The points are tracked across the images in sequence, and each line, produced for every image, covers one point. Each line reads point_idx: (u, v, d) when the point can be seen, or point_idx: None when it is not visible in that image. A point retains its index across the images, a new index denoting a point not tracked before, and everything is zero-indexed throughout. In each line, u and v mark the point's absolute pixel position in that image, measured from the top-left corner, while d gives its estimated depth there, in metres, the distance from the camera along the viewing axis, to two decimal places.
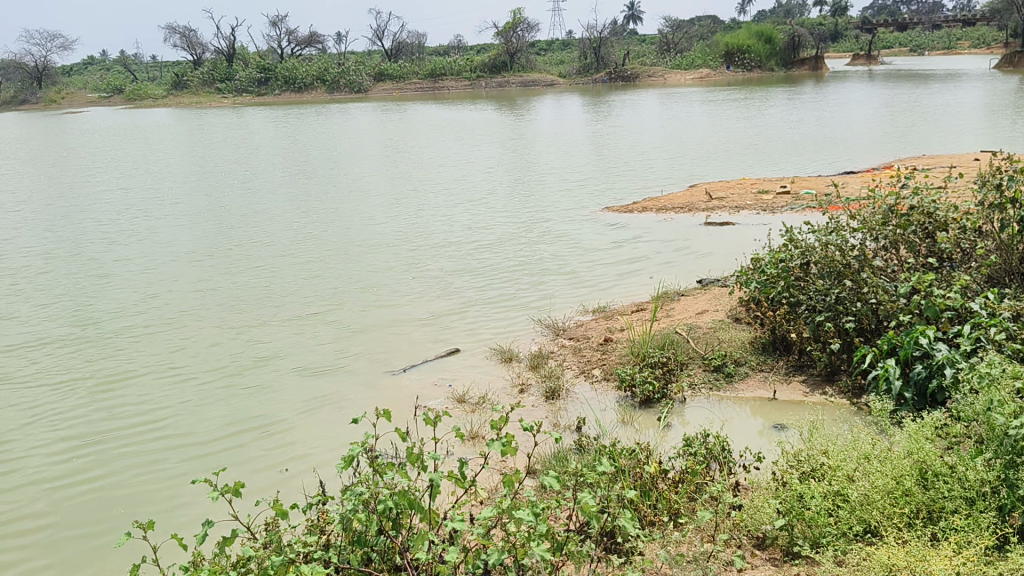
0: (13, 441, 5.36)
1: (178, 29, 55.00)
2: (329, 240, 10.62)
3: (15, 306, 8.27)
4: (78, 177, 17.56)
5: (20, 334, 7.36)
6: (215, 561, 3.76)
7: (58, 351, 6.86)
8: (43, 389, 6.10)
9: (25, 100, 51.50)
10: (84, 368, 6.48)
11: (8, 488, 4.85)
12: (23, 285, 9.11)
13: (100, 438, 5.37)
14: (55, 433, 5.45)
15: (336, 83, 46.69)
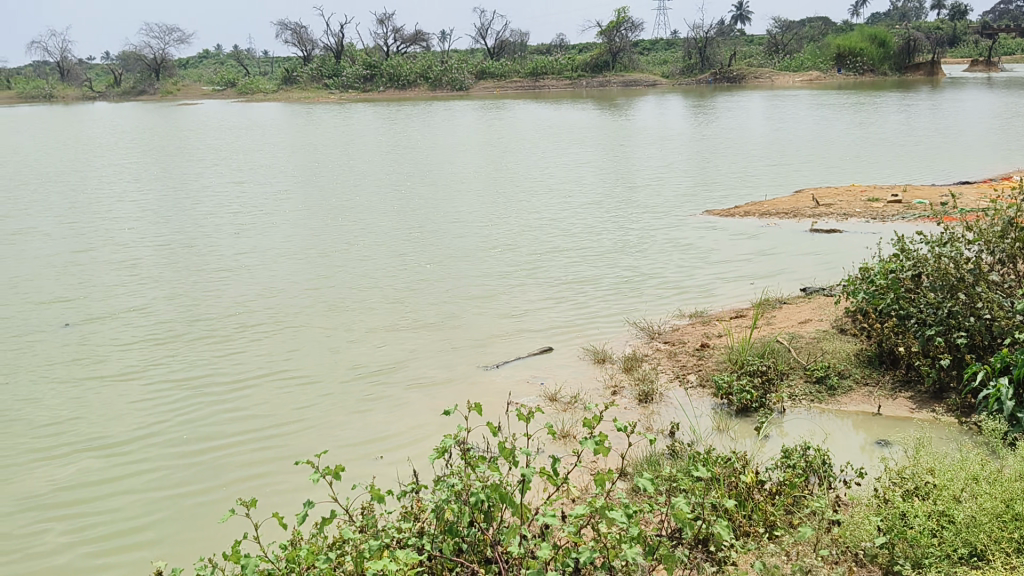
0: (125, 446, 5.50)
1: (290, 26, 56.75)
2: (433, 241, 10.84)
3: (139, 298, 8.73)
4: (194, 168, 18.36)
5: (144, 327, 7.77)
6: (310, 543, 3.90)
7: (178, 346, 7.20)
8: (159, 392, 6.27)
9: (144, 91, 54.08)
10: (196, 368, 6.71)
11: (117, 486, 5.03)
12: (146, 276, 9.60)
13: (204, 441, 5.52)
14: (169, 440, 5.56)
15: (439, 80, 47.31)
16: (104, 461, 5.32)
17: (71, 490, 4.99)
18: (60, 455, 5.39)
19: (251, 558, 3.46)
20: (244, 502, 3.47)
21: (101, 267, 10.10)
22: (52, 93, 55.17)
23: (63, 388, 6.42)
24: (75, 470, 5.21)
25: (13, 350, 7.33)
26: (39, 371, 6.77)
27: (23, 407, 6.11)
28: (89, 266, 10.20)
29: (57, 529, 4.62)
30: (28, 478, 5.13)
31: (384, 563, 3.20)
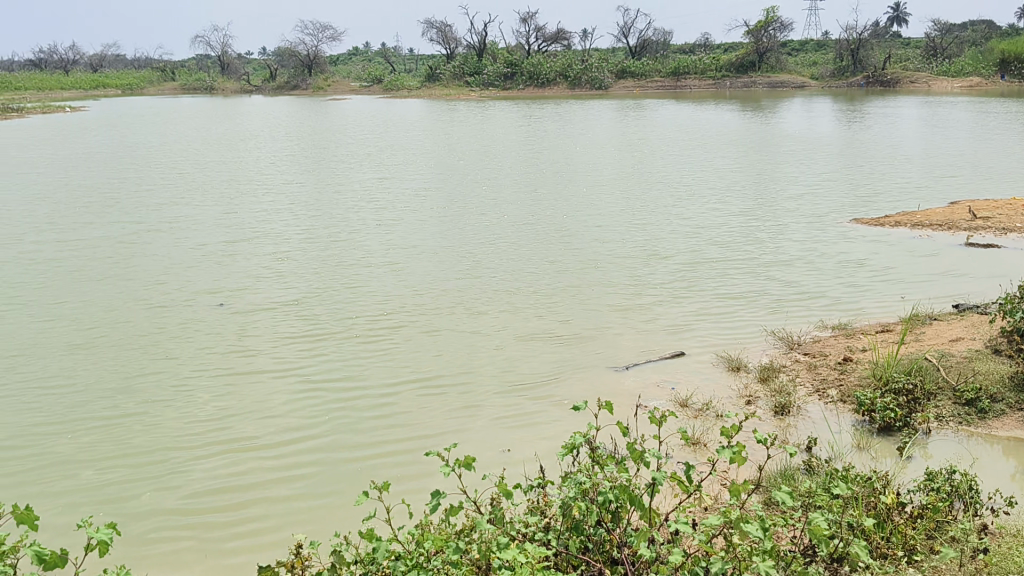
0: (266, 446, 5.75)
1: (436, 24, 58.16)
2: (568, 243, 10.95)
3: (288, 290, 9.22)
4: (341, 163, 19.13)
5: (292, 320, 8.21)
6: (439, 530, 4.08)
7: (322, 341, 7.59)
8: (304, 393, 6.52)
9: (296, 86, 56.53)
10: (338, 368, 6.98)
11: (257, 486, 5.25)
12: (296, 269, 10.12)
13: (337, 447, 5.71)
14: (309, 446, 5.75)
15: (578, 78, 47.33)
16: (248, 462, 5.54)
17: (214, 488, 5.23)
18: (208, 454, 5.66)
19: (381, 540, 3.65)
20: (378, 487, 3.63)
21: (252, 259, 10.65)
22: (212, 86, 58.39)
23: (215, 382, 6.80)
24: (219, 468, 5.46)
25: (174, 338, 7.84)
26: (196, 363, 7.21)
27: (181, 397, 6.53)
28: (242, 257, 10.78)
29: (200, 528, 4.83)
30: (178, 474, 5.39)
31: (513, 556, 3.28)
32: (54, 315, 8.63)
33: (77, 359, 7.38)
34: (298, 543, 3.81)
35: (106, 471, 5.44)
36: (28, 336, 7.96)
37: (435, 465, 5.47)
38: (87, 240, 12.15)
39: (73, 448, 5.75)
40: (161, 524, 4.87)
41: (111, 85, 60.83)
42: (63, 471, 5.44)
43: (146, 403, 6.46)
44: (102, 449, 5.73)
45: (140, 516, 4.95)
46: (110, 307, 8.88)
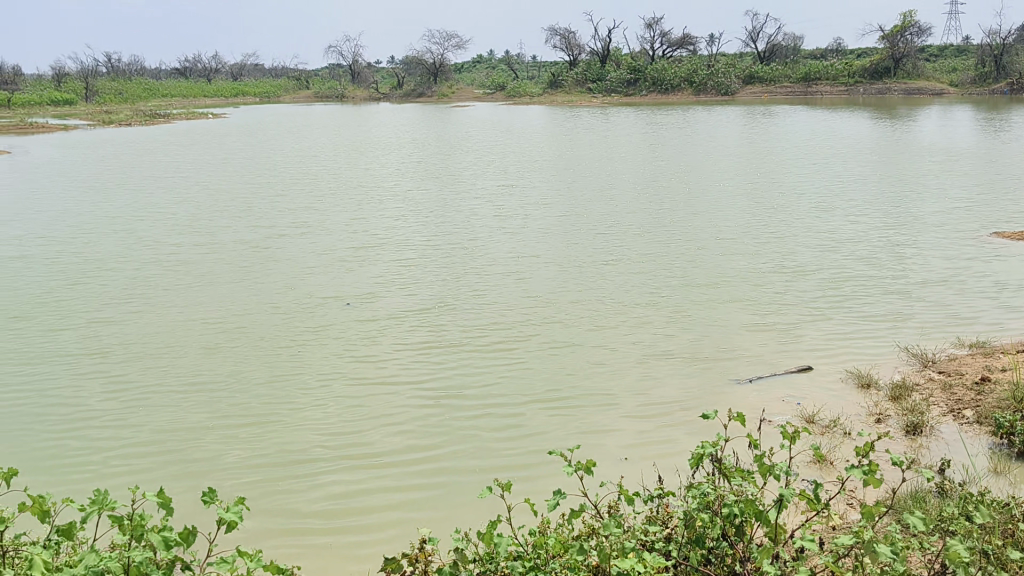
0: (388, 453, 5.98)
1: (560, 31, 58.56)
2: (689, 255, 10.92)
3: (413, 297, 9.56)
4: (465, 170, 19.57)
5: (416, 327, 8.51)
6: (558, 533, 4.16)
7: (444, 350, 7.85)
8: (430, 406, 6.70)
9: (422, 93, 57.95)
10: (462, 380, 7.17)
11: (382, 492, 5.48)
12: (420, 275, 10.46)
13: (456, 457, 5.90)
14: (433, 460, 5.90)
15: (704, 84, 46.63)
16: (372, 468, 5.78)
17: (342, 492, 5.49)
18: (339, 462, 5.88)
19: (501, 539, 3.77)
20: (498, 486, 3.75)
21: (379, 266, 11.02)
22: (343, 94, 60.59)
23: (343, 389, 7.09)
24: (346, 473, 5.72)
25: (304, 343, 8.21)
26: (324, 369, 7.54)
27: (310, 403, 6.85)
28: (370, 264, 11.19)
29: (329, 531, 5.06)
30: (310, 480, 5.64)
31: (632, 562, 3.34)
32: (194, 317, 9.18)
33: (215, 361, 7.84)
34: (421, 538, 3.97)
35: (239, 472, 5.76)
36: (174, 336, 8.52)
37: (554, 477, 5.55)
38: (225, 243, 12.86)
39: (209, 448, 6.11)
40: (293, 526, 5.12)
41: (250, 93, 63.92)
42: (200, 471, 5.79)
43: (278, 407, 6.80)
44: (236, 451, 6.07)
45: (271, 518, 5.22)
46: (247, 309, 9.40)
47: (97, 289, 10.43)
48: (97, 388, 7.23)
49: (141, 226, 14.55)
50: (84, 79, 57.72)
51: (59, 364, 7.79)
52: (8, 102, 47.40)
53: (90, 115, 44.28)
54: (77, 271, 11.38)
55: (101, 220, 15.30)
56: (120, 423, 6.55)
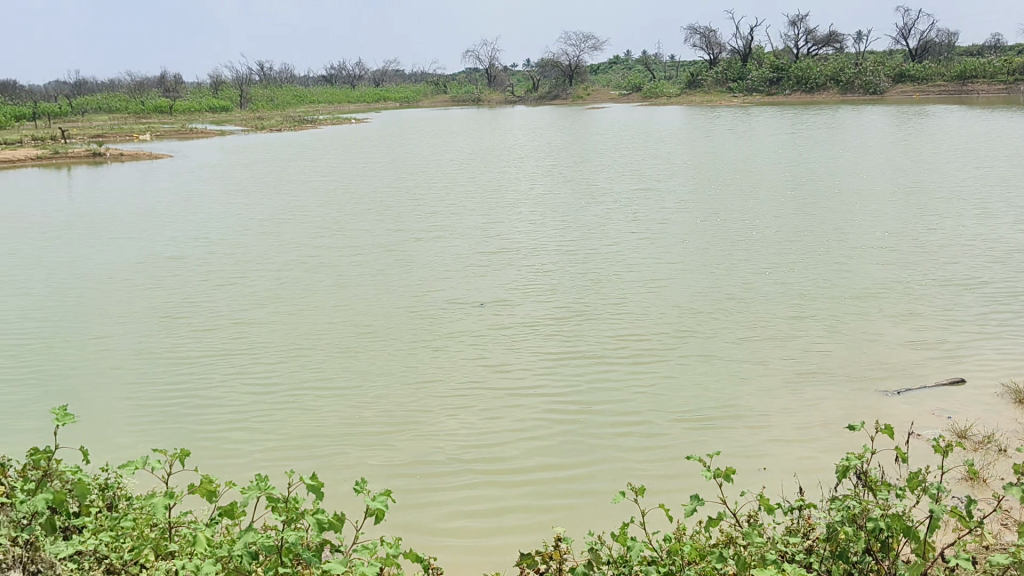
0: (523, 461, 6.16)
1: (699, 31, 57.75)
2: (831, 264, 10.68)
3: (549, 303, 9.74)
4: (602, 173, 19.65)
5: (552, 335, 8.69)
6: (694, 540, 4.18)
7: (578, 359, 7.99)
8: (567, 419, 6.79)
9: (558, 96, 58.39)
10: (596, 393, 7.23)
11: (518, 499, 5.65)
12: (556, 281, 10.63)
13: (589, 468, 6.02)
14: (567, 469, 6.03)
15: (851, 83, 44.84)
16: (508, 475, 5.96)
17: (480, 497, 5.69)
18: (479, 470, 6.04)
19: (637, 542, 3.83)
20: (633, 489, 3.82)
21: (515, 271, 11.22)
22: (480, 97, 61.71)
23: (480, 397, 7.28)
24: (484, 478, 5.93)
25: (442, 349, 8.47)
26: (461, 376, 7.76)
27: (449, 410, 7.07)
28: (507, 268, 11.43)
29: (464, 535, 5.25)
30: (448, 487, 5.84)
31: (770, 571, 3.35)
32: (338, 319, 9.61)
33: (358, 363, 8.19)
34: (557, 538, 4.10)
35: (381, 473, 6.02)
36: (322, 337, 8.99)
37: (686, 496, 5.55)
38: (369, 245, 13.41)
39: (351, 449, 6.41)
40: (430, 528, 5.34)
41: (391, 97, 66.00)
42: (343, 470, 6.08)
43: (418, 412, 7.05)
44: (377, 454, 6.34)
45: (409, 520, 5.45)
46: (389, 312, 9.81)
47: (249, 290, 11.07)
48: (249, 387, 7.69)
49: (289, 228, 15.33)
50: (240, 85, 61.03)
51: (220, 361, 8.38)
52: (172, 109, 50.69)
53: (245, 121, 46.81)
54: (232, 272, 12.10)
55: (254, 221, 16.20)
56: (269, 422, 6.95)
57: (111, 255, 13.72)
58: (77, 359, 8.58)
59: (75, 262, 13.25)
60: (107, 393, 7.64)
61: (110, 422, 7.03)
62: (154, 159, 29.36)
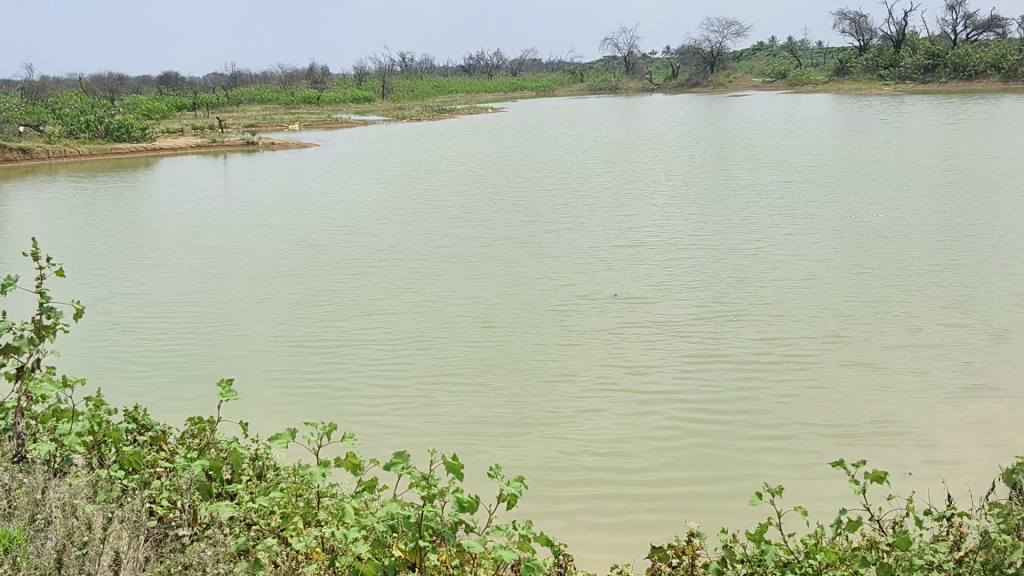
0: (652, 462, 6.20)
1: (849, 16, 55.49)
2: (987, 267, 10.16)
3: (684, 301, 9.70)
4: (741, 164, 19.26)
5: (686, 334, 8.67)
6: (833, 544, 4.09)
7: (712, 360, 7.95)
8: (703, 425, 6.72)
9: (698, 83, 57.41)
10: (733, 400, 7.12)
11: (648, 501, 5.71)
12: (692, 277, 10.56)
13: (719, 473, 6.00)
14: (698, 472, 6.03)
15: (1015, 70, 41.88)
16: (638, 475, 6.02)
17: (610, 495, 5.79)
18: (613, 473, 6.07)
19: (772, 545, 3.82)
20: (771, 490, 3.81)
21: (650, 266, 11.18)
22: (617, 85, 61.37)
23: (614, 399, 7.28)
24: (614, 477, 6.01)
25: (577, 346, 8.51)
26: (595, 375, 7.78)
27: (583, 410, 7.10)
28: (641, 263, 11.42)
29: (596, 536, 5.30)
30: (580, 487, 5.90)
31: None
32: (474, 312, 9.82)
33: (493, 358, 8.33)
34: (689, 534, 4.13)
35: (512, 469, 6.12)
36: (460, 328, 9.27)
37: (822, 516, 5.41)
38: (505, 236, 13.65)
39: (484, 445, 6.55)
40: (561, 525, 5.42)
41: (528, 87, 66.51)
42: (477, 464, 6.22)
43: (552, 411, 7.12)
44: (510, 450, 6.45)
45: (540, 518, 5.54)
46: (525, 304, 10.00)
47: (389, 279, 11.43)
48: (388, 377, 7.95)
49: (429, 218, 15.77)
50: (383, 76, 62.87)
51: (363, 348, 8.76)
52: (319, 99, 52.72)
53: (387, 110, 48.19)
54: (373, 261, 12.52)
55: (395, 210, 16.74)
56: (406, 413, 7.18)
57: (261, 242, 14.44)
58: (229, 343, 9.10)
59: (229, 247, 14.07)
60: (256, 376, 8.07)
61: (261, 402, 7.49)
62: (301, 148, 30.65)
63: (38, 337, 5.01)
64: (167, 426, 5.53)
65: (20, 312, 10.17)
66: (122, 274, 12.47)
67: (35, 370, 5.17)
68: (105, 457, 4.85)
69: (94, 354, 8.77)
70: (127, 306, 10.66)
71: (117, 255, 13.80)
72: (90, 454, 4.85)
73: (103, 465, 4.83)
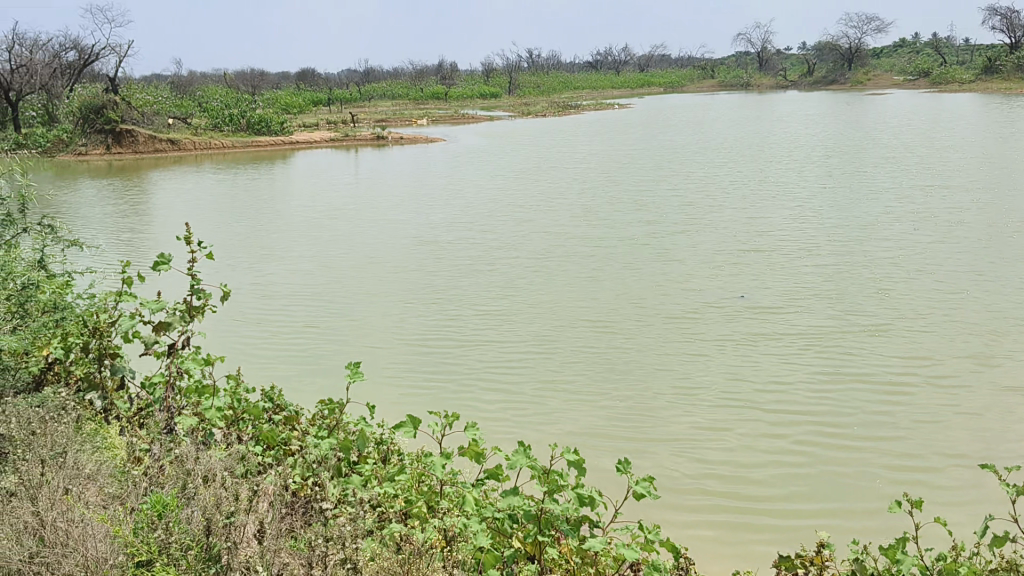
0: (776, 475, 6.09)
1: (1001, 11, 52.48)
2: None
3: (815, 310, 9.42)
4: (878, 167, 18.51)
5: (815, 345, 8.44)
6: (971, 562, 3.91)
7: (842, 374, 7.71)
8: (834, 444, 6.49)
9: (835, 81, 55.38)
10: (866, 421, 6.84)
11: (772, 513, 5.60)
12: (823, 285, 10.25)
13: (847, 491, 5.84)
14: (825, 488, 5.88)
15: None
16: (761, 487, 5.92)
17: (731, 504, 5.72)
18: (737, 484, 5.97)
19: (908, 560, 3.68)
20: (911, 502, 3.68)
21: (779, 273, 10.91)
22: (748, 82, 60.07)
23: (739, 412, 7.10)
24: (737, 487, 5.94)
25: (700, 354, 8.40)
26: (719, 385, 7.66)
27: (706, 418, 7.01)
28: (769, 268, 11.16)
29: (718, 545, 5.23)
30: (702, 496, 5.82)
31: None
32: (596, 313, 9.83)
33: (616, 363, 8.29)
34: (818, 543, 4.04)
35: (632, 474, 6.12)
36: (583, 330, 9.28)
37: (959, 538, 5.19)
38: (629, 236, 13.57)
39: (606, 449, 6.52)
40: (682, 531, 5.37)
41: (655, 83, 65.80)
42: (597, 466, 6.20)
43: (675, 420, 7.01)
44: (629, 453, 6.45)
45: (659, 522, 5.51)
46: (648, 307, 9.93)
47: (512, 278, 11.54)
48: (509, 378, 8.01)
49: (552, 215, 15.84)
50: (511, 74, 63.59)
51: (485, 346, 8.88)
52: (447, 95, 53.75)
53: (513, 106, 48.60)
54: (498, 258, 12.68)
55: (520, 207, 16.90)
56: (527, 413, 7.22)
57: (389, 236, 14.81)
58: (357, 336, 9.37)
59: (359, 241, 14.53)
60: (383, 368, 8.32)
61: (388, 393, 7.72)
62: (429, 143, 31.24)
63: (188, 314, 5.30)
64: (299, 407, 5.71)
65: (168, 292, 10.79)
66: (259, 264, 13.04)
67: (183, 348, 5.43)
68: (242, 433, 5.03)
69: (233, 340, 9.23)
70: (263, 295, 11.13)
71: (255, 245, 14.44)
72: (229, 428, 5.04)
73: (240, 440, 5.01)
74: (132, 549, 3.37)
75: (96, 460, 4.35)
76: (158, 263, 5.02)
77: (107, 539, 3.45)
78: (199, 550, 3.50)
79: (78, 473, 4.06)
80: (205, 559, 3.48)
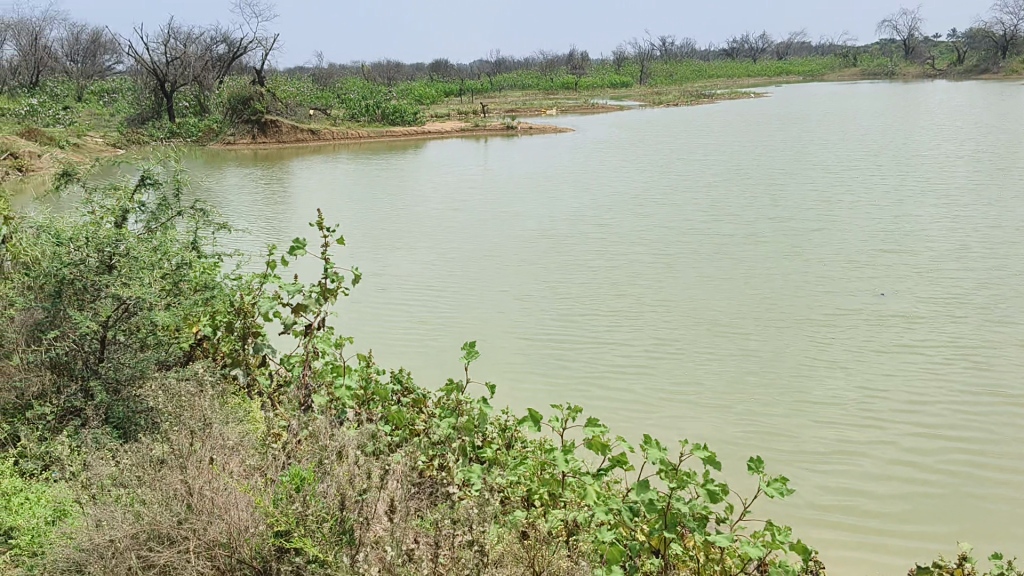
0: (910, 493, 5.86)
1: None
2: None
3: (958, 319, 8.96)
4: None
5: (957, 357, 8.03)
6: None
7: (986, 390, 7.31)
8: (979, 465, 6.19)
9: (989, 70, 52.13)
10: (1019, 444, 6.46)
11: (906, 531, 5.39)
12: (967, 292, 9.73)
13: (988, 515, 5.57)
14: (963, 510, 5.62)
15: None
16: (895, 505, 5.71)
17: (861, 519, 5.54)
18: (872, 502, 5.75)
19: None
20: None
21: (919, 276, 10.41)
22: (893, 71, 57.35)
23: (873, 425, 6.85)
24: (867, 502, 5.74)
25: (832, 362, 8.13)
26: (850, 395, 7.41)
27: (836, 431, 6.79)
28: (909, 271, 10.66)
29: (852, 561, 5.08)
30: (836, 509, 5.66)
31: None
32: (724, 314, 9.65)
33: (742, 368, 8.11)
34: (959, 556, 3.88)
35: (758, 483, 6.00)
36: (711, 331, 9.13)
37: None
38: (760, 233, 13.24)
39: (734, 456, 6.40)
40: (810, 542, 5.24)
41: (792, 73, 63.68)
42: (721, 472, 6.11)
43: (803, 430, 6.83)
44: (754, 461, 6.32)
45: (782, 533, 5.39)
46: (778, 309, 9.66)
47: (638, 274, 11.45)
48: (637, 378, 7.96)
49: (681, 210, 15.60)
50: (644, 62, 62.83)
51: (609, 344, 8.87)
52: (578, 85, 53.61)
53: (645, 95, 47.99)
54: (624, 254, 12.61)
55: (648, 201, 16.73)
56: (651, 415, 7.17)
57: (517, 228, 14.93)
58: (485, 329, 9.52)
59: (486, 233, 14.72)
60: (507, 362, 8.43)
61: (511, 387, 7.82)
62: (559, 133, 31.30)
63: (322, 296, 5.48)
64: (427, 390, 5.82)
65: (304, 275, 11.24)
66: (390, 253, 13.39)
67: (318, 328, 5.63)
68: (372, 412, 5.17)
69: (364, 328, 9.55)
70: (395, 285, 11.46)
71: (386, 234, 14.85)
72: (361, 408, 5.20)
73: (370, 419, 5.15)
74: (271, 517, 3.48)
75: (239, 433, 4.57)
76: (293, 249, 5.25)
77: (250, 508, 3.59)
78: (334, 523, 3.60)
79: (223, 444, 4.25)
80: (340, 531, 3.60)
